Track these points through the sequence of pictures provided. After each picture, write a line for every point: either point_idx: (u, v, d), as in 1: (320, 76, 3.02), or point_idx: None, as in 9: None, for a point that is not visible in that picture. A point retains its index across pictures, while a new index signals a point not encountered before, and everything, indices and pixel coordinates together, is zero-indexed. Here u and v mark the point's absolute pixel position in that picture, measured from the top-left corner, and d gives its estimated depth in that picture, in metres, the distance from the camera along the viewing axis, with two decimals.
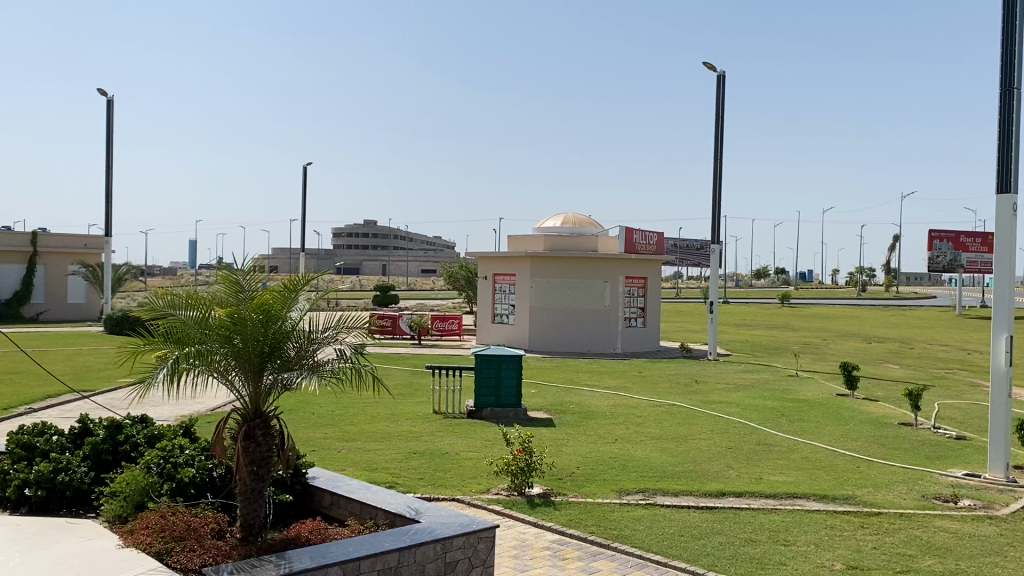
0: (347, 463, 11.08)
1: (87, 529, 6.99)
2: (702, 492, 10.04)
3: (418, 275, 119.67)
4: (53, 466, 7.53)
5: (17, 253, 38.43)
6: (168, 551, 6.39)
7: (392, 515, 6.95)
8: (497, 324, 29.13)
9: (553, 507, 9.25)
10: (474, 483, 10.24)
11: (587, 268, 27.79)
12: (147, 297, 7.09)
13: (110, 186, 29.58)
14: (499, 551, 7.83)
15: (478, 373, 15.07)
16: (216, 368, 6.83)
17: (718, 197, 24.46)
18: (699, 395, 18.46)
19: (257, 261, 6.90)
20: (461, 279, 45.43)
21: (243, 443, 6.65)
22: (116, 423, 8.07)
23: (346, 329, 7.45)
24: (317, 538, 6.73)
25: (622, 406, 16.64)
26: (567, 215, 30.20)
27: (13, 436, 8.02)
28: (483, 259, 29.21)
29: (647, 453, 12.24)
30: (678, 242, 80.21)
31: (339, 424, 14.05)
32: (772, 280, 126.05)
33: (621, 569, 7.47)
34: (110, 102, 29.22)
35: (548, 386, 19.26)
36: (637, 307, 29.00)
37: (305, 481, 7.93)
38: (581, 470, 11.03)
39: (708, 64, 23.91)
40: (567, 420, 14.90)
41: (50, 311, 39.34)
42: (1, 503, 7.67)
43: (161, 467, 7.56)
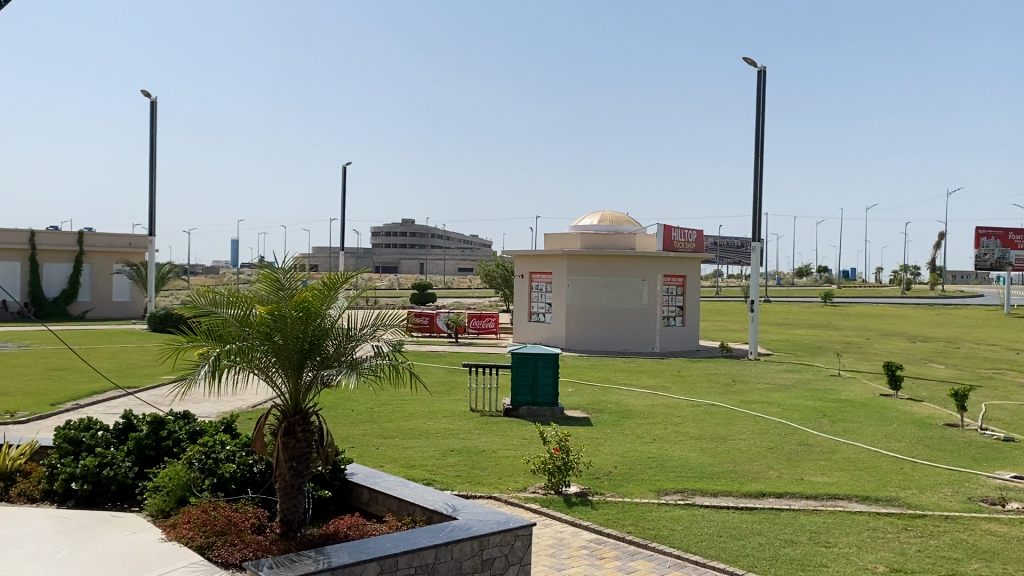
0: (385, 459, 11.17)
1: (131, 523, 7.11)
2: (742, 492, 9.93)
3: (455, 274, 120.03)
4: (98, 461, 7.67)
5: (64, 253, 39.36)
6: (210, 546, 6.48)
7: (429, 511, 6.98)
8: (534, 323, 29.14)
9: (590, 506, 9.22)
10: (511, 481, 10.24)
11: (625, 266, 27.67)
12: (189, 295, 7.18)
13: (154, 186, 30.19)
14: (535, 550, 7.82)
15: (514, 372, 15.08)
16: (258, 366, 6.90)
17: (759, 194, 24.17)
18: (738, 395, 18.25)
19: (297, 259, 6.99)
20: (498, 278, 45.49)
21: (283, 438, 6.73)
22: (159, 419, 8.18)
23: (384, 326, 7.51)
24: (356, 534, 6.77)
25: (660, 405, 16.51)
26: (605, 213, 30.04)
27: (60, 430, 8.17)
28: (520, 258, 29.24)
29: (686, 453, 12.13)
30: (718, 241, 79.33)
31: (377, 420, 14.16)
32: (814, 279, 124.26)
33: (658, 569, 7.41)
34: (154, 104, 29.79)
35: (585, 385, 19.23)
36: (676, 306, 28.80)
37: (344, 477, 8.00)
38: (619, 469, 10.96)
39: (748, 60, 23.66)
40: (604, 419, 14.85)
41: (97, 309, 40.23)
42: (49, 497, 7.87)
43: (203, 462, 7.67)
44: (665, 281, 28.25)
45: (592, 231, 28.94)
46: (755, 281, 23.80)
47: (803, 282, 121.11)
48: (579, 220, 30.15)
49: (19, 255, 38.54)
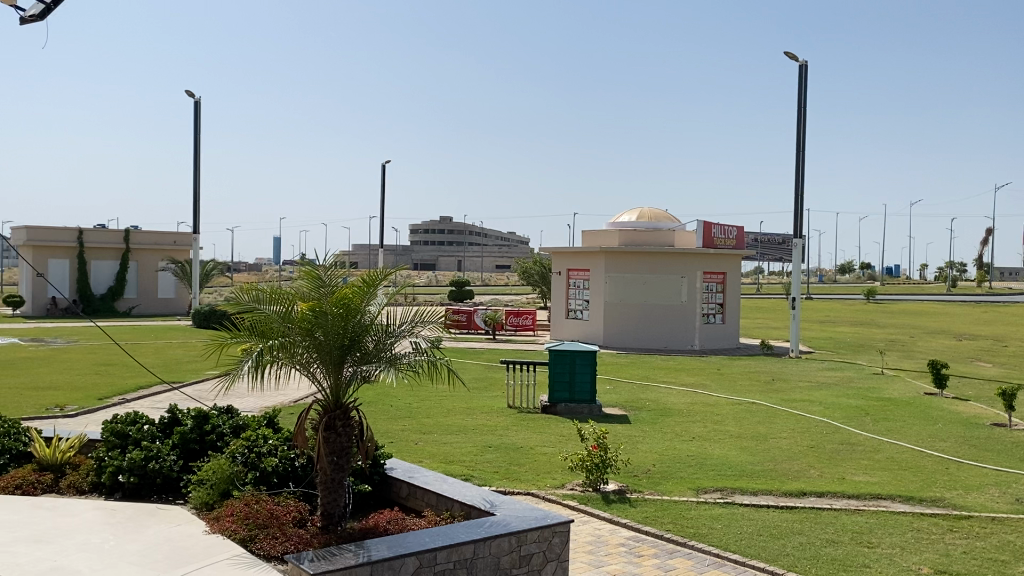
0: (424, 455, 11.26)
1: (177, 515, 7.27)
2: (782, 492, 9.81)
3: (493, 270, 120.21)
4: (144, 454, 7.84)
5: (111, 250, 40.22)
6: (252, 538, 6.62)
7: (468, 507, 7.02)
8: (572, 320, 29.11)
9: (629, 504, 9.19)
10: (549, 478, 10.25)
11: (663, 263, 27.51)
12: (232, 292, 7.29)
13: (198, 184, 30.72)
14: (574, 547, 7.83)
15: (551, 369, 15.09)
16: (299, 361, 7.02)
17: (800, 189, 23.85)
18: (779, 393, 18.04)
19: (337, 257, 7.06)
20: (535, 275, 45.51)
21: (323, 433, 6.83)
22: (203, 413, 8.34)
23: (423, 322, 7.58)
24: (395, 529, 6.84)
25: (699, 403, 16.39)
26: (644, 209, 29.82)
27: (107, 424, 8.36)
28: (557, 255, 29.25)
29: (725, 452, 12.02)
30: (759, 236, 78.43)
31: (415, 416, 14.26)
32: (856, 276, 122.39)
33: (697, 568, 7.37)
34: (197, 104, 30.31)
35: (624, 382, 19.17)
36: (716, 303, 28.55)
37: (384, 472, 8.08)
38: (658, 467, 10.92)
39: (790, 54, 23.37)
40: (643, 417, 14.78)
41: (142, 305, 41.12)
42: (97, 490, 8.09)
43: (245, 457, 7.80)
44: (704, 277, 28.04)
45: (630, 228, 28.76)
46: (796, 278, 23.47)
47: (845, 279, 119.25)
48: (617, 217, 30.00)
49: (68, 252, 39.38)
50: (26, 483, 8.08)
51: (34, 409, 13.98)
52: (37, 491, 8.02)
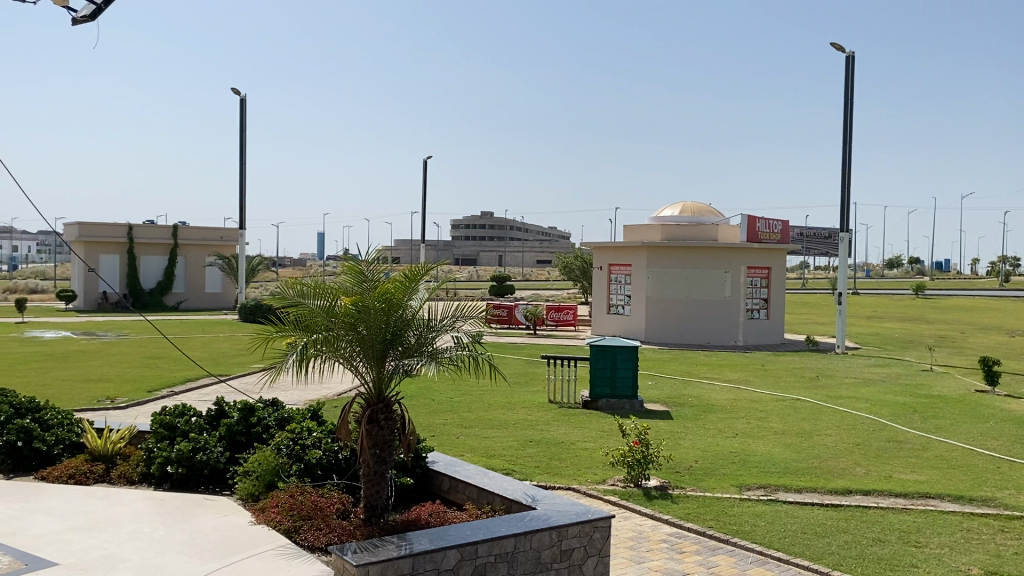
0: (465, 448, 11.33)
1: (224, 506, 7.41)
2: (828, 489, 9.68)
3: (534, 266, 120.24)
4: (192, 446, 8.01)
5: (160, 245, 41.07)
6: (297, 529, 6.73)
7: (509, 501, 7.04)
8: (613, 315, 29.00)
9: (671, 500, 9.14)
10: (590, 473, 10.23)
11: (706, 258, 27.24)
12: (278, 287, 7.40)
13: (244, 180, 31.22)
14: (615, 542, 7.82)
15: (592, 365, 15.05)
16: (342, 355, 7.09)
17: (847, 182, 23.42)
18: (824, 389, 17.76)
19: (380, 251, 7.12)
20: (576, 270, 45.40)
21: (367, 426, 6.91)
22: (249, 406, 8.46)
23: (464, 317, 7.62)
24: (437, 521, 6.89)
25: (743, 400, 16.22)
26: (686, 203, 29.54)
27: (157, 416, 8.54)
28: (599, 249, 29.14)
29: (769, 449, 11.88)
30: (805, 230, 77.22)
31: (456, 410, 14.33)
32: (905, 270, 120.10)
33: (740, 565, 7.31)
34: (243, 101, 30.77)
35: (666, 378, 19.03)
36: (760, 298, 28.21)
37: (425, 465, 8.14)
38: (700, 463, 10.84)
39: (836, 45, 22.97)
40: (685, 413, 14.67)
41: (190, 299, 41.95)
42: (146, 480, 8.28)
43: (290, 449, 7.92)
44: (748, 272, 27.70)
45: (673, 222, 28.51)
46: (843, 273, 23.06)
47: (893, 273, 116.91)
48: (660, 211, 29.75)
49: (118, 247, 40.27)
50: (78, 472, 8.31)
51: (86, 400, 14.34)
52: (89, 480, 8.24)
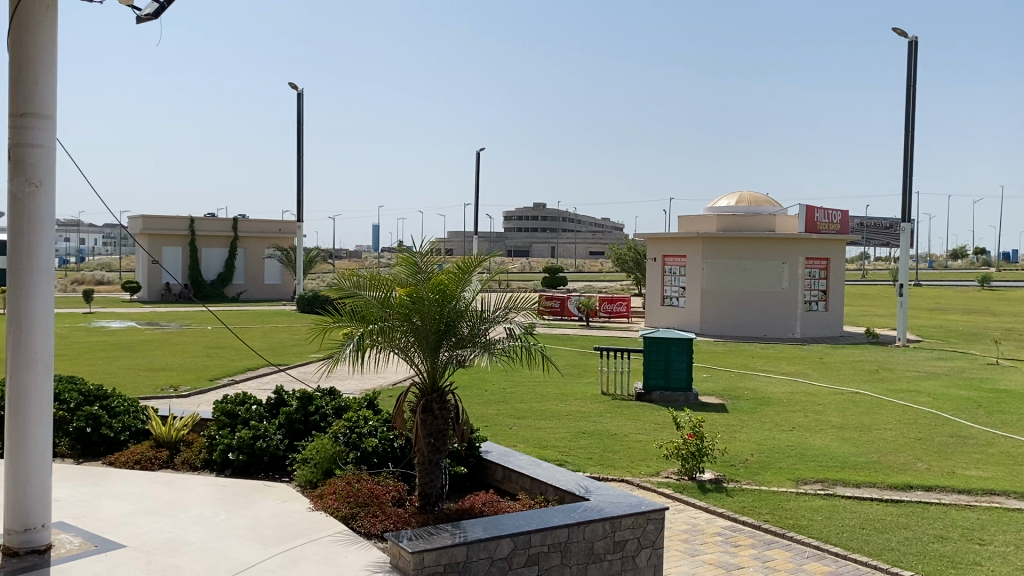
0: (519, 439, 11.38)
1: (283, 492, 7.59)
2: (886, 485, 9.50)
3: (587, 258, 119.96)
4: (252, 433, 8.21)
5: (220, 238, 42.03)
6: (354, 516, 6.87)
7: (562, 492, 7.07)
8: (667, 307, 28.79)
9: (726, 493, 9.07)
10: (643, 466, 10.20)
11: (763, 249, 26.86)
12: (334, 278, 7.54)
13: (301, 173, 31.79)
14: (669, 534, 7.81)
15: (647, 356, 14.99)
16: (398, 345, 7.20)
17: (909, 170, 22.81)
18: (885, 383, 17.39)
19: (434, 243, 7.19)
20: (630, 261, 45.15)
21: (421, 415, 7.01)
22: (307, 394, 8.65)
23: (516, 309, 7.66)
24: (491, 511, 6.95)
25: (800, 393, 15.98)
26: (743, 193, 29.03)
27: (218, 403, 8.77)
28: (653, 240, 28.96)
29: (827, 443, 11.69)
30: (865, 221, 75.51)
31: (509, 401, 14.42)
32: (970, 262, 116.61)
33: (796, 560, 7.23)
34: (300, 96, 31.29)
35: (721, 371, 18.84)
36: (819, 290, 27.72)
37: (479, 455, 8.21)
38: (756, 457, 10.72)
39: (898, 30, 22.37)
40: (741, 406, 14.52)
41: (250, 290, 42.92)
42: (209, 466, 8.52)
43: (347, 437, 8.07)
44: (806, 263, 27.24)
45: (728, 213, 28.12)
46: (904, 264, 22.46)
47: (958, 264, 113.65)
48: (715, 202, 29.27)
49: (181, 240, 41.30)
50: (144, 459, 8.59)
51: (151, 388, 14.82)
52: (154, 466, 8.52)
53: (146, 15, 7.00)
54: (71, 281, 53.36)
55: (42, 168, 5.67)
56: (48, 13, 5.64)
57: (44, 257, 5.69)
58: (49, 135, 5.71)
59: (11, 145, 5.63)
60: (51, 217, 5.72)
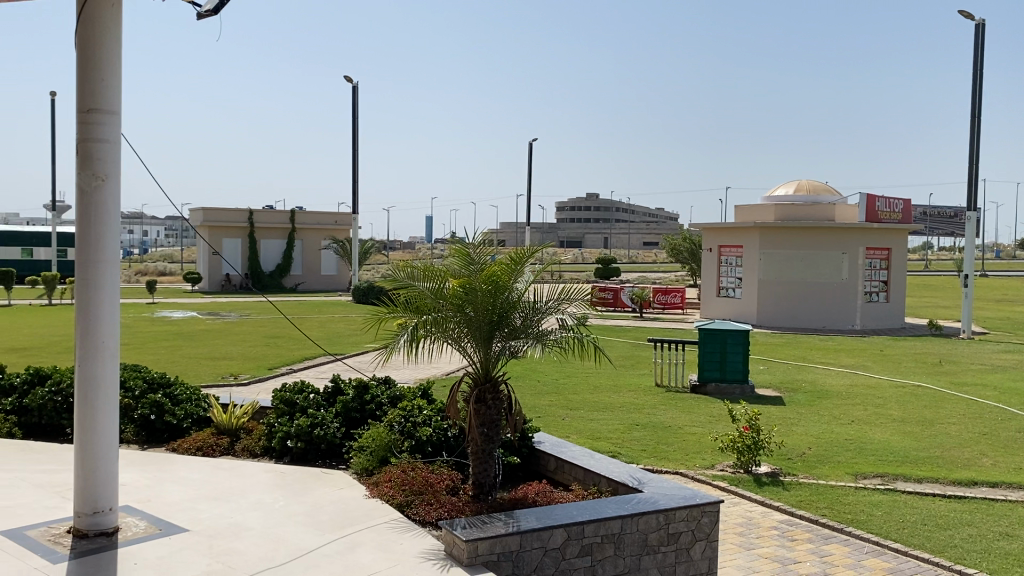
0: (572, 430, 11.38)
1: (340, 479, 7.72)
2: (950, 480, 9.26)
3: (640, 248, 119.20)
4: (310, 421, 8.36)
5: (279, 229, 42.83)
6: (408, 504, 6.95)
7: (615, 483, 7.06)
8: (723, 298, 28.42)
9: (782, 487, 8.95)
10: (698, 458, 10.12)
11: (822, 239, 26.34)
12: (388, 270, 7.62)
13: (356, 165, 32.20)
14: (724, 527, 7.74)
15: (702, 348, 14.84)
16: (450, 336, 7.24)
17: (975, 156, 22.10)
18: (948, 376, 16.92)
19: (486, 234, 7.22)
20: (685, 252, 44.71)
21: (475, 405, 7.07)
22: (364, 384, 8.78)
23: (568, 300, 7.65)
24: (544, 501, 6.98)
25: (859, 385, 15.66)
26: (802, 181, 28.38)
27: (278, 392, 8.95)
28: (709, 231, 28.59)
29: (887, 436, 11.44)
30: (927, 210, 73.63)
31: (562, 392, 14.43)
32: None
33: (855, 555, 7.10)
34: (355, 89, 31.67)
35: (778, 363, 18.56)
36: (880, 281, 27.08)
37: (532, 445, 8.23)
38: (813, 451, 10.54)
39: (965, 13, 21.67)
40: (798, 399, 14.29)
41: (307, 281, 43.67)
42: (268, 453, 8.70)
43: (402, 426, 8.16)
44: (867, 253, 26.64)
45: (787, 202, 27.56)
46: (970, 255, 21.79)
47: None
48: (774, 191, 28.74)
49: (240, 232, 42.19)
50: (206, 445, 8.81)
51: (211, 377, 15.23)
52: (215, 453, 8.73)
53: (206, 11, 7.11)
54: (136, 272, 54.95)
55: (108, 162, 5.85)
56: (113, 11, 5.80)
57: (110, 250, 5.87)
58: (114, 130, 5.89)
59: (79, 140, 5.81)
60: (117, 210, 5.89)
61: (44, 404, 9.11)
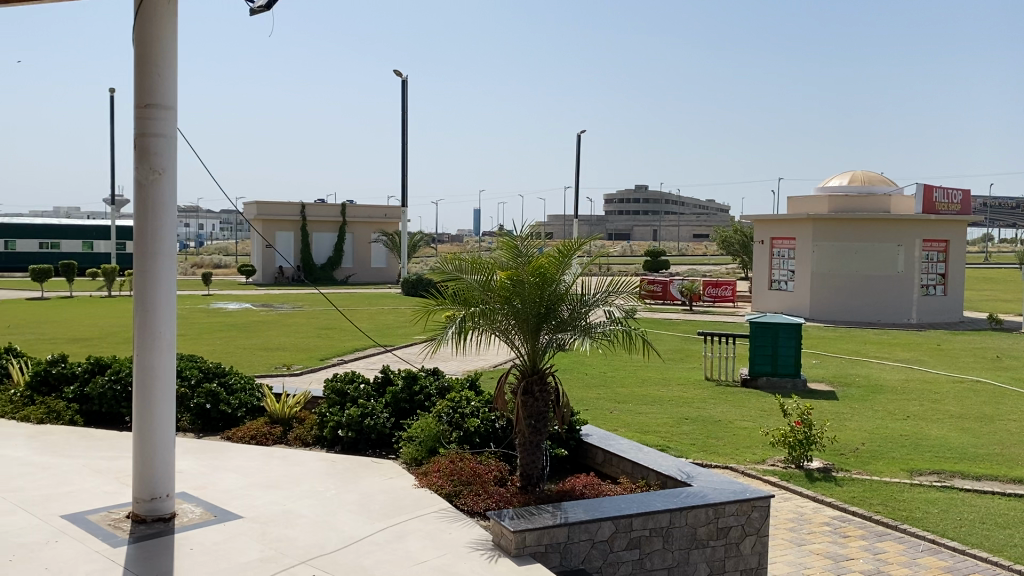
0: (620, 424, 11.36)
1: (390, 469, 7.82)
2: (1009, 478, 9.00)
3: (690, 240, 118.08)
4: (361, 411, 8.49)
5: (330, 222, 43.38)
6: (457, 494, 7.02)
7: (664, 477, 7.02)
8: (775, 291, 27.99)
9: (835, 483, 8.80)
10: (749, 453, 10.00)
11: (877, 231, 25.80)
12: (437, 262, 7.67)
13: (405, 158, 32.43)
14: (774, 522, 7.65)
15: (753, 341, 14.68)
16: (499, 328, 7.27)
17: None
18: (1008, 372, 16.45)
19: (534, 227, 7.20)
20: (736, 244, 44.13)
21: (522, 397, 7.10)
22: (413, 374, 8.85)
23: (617, 292, 7.63)
24: (592, 493, 6.97)
25: (916, 380, 15.29)
26: (856, 172, 27.74)
27: (329, 382, 9.10)
28: (761, 222, 28.18)
29: (944, 432, 11.17)
30: (989, 200, 71.54)
31: (609, 385, 14.39)
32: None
33: (910, 553, 6.96)
34: (405, 84, 31.88)
35: (832, 357, 18.24)
36: (937, 274, 26.43)
37: (580, 437, 8.22)
38: (867, 446, 10.35)
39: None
40: (852, 393, 14.03)
41: (358, 274, 44.20)
42: (320, 442, 8.85)
43: (450, 417, 8.21)
44: (923, 245, 26.01)
45: (840, 193, 26.96)
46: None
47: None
48: (827, 182, 28.16)
49: (293, 225, 42.82)
50: (259, 434, 8.99)
51: (265, 367, 15.52)
52: (269, 442, 8.91)
53: (259, 7, 7.23)
54: (192, 265, 56.17)
55: (164, 156, 5.98)
56: (169, 8, 5.92)
57: (167, 243, 6.01)
58: (170, 125, 6.02)
59: (137, 135, 5.96)
60: (172, 203, 6.03)
61: (105, 392, 9.37)
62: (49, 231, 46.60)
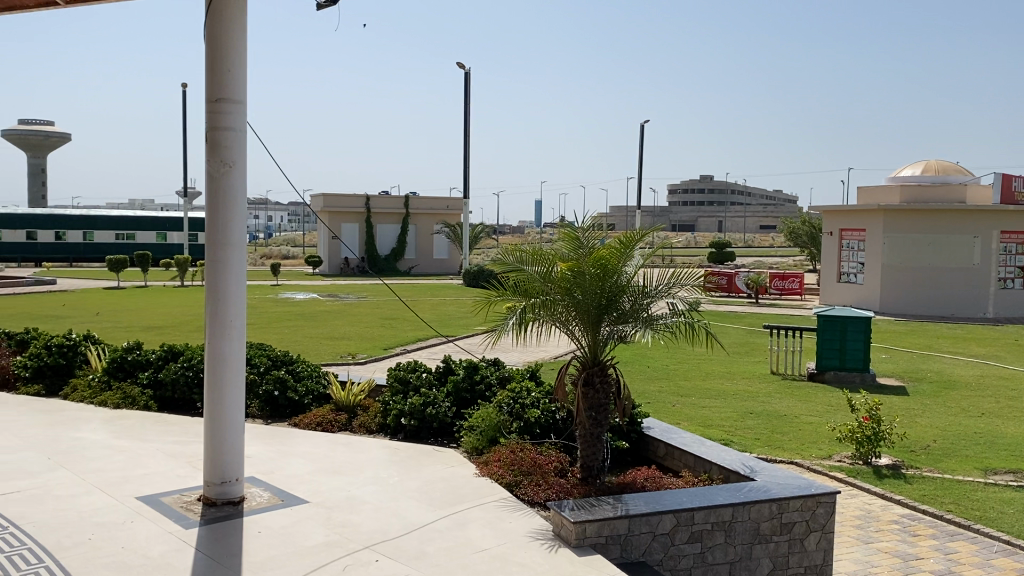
0: (683, 417, 11.26)
1: (451, 458, 7.90)
2: None
3: (756, 231, 116.00)
4: (423, 400, 8.60)
5: (394, 214, 43.94)
6: (517, 483, 7.06)
7: (726, 471, 6.94)
8: (844, 284, 27.28)
9: (904, 480, 8.58)
10: (814, 448, 9.81)
11: (953, 222, 24.97)
12: (497, 253, 7.70)
13: (468, 151, 32.62)
14: (841, 519, 7.49)
15: (820, 335, 14.37)
16: (559, 319, 7.27)
17: None
18: None
19: (596, 218, 7.17)
20: (803, 235, 43.18)
21: (583, 388, 7.09)
22: (474, 364, 8.92)
23: (679, 284, 7.56)
24: (653, 486, 6.94)
25: (991, 376, 14.79)
26: (930, 162, 26.84)
27: (392, 370, 9.23)
28: (829, 213, 27.48)
29: (1020, 431, 10.78)
30: None
31: (671, 378, 14.25)
32: None
33: (982, 554, 6.75)
34: (467, 76, 32.07)
35: (903, 352, 17.74)
36: (1016, 267, 25.55)
37: (641, 430, 8.18)
38: (939, 443, 10.05)
39: None
40: (923, 389, 13.64)
41: (421, 265, 44.75)
42: (383, 429, 8.98)
43: (511, 407, 8.25)
44: (1001, 238, 25.16)
45: (913, 183, 26.11)
46: None
47: None
48: (899, 172, 27.31)
49: (358, 216, 43.44)
50: (325, 421, 9.18)
51: (330, 356, 15.84)
52: (334, 428, 9.09)
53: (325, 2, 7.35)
54: (260, 255, 57.58)
55: (234, 150, 6.14)
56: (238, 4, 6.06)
57: (237, 234, 6.16)
58: (240, 119, 6.18)
59: (208, 129, 6.14)
60: (242, 196, 6.18)
61: (178, 378, 9.70)
62: (126, 222, 48.28)
